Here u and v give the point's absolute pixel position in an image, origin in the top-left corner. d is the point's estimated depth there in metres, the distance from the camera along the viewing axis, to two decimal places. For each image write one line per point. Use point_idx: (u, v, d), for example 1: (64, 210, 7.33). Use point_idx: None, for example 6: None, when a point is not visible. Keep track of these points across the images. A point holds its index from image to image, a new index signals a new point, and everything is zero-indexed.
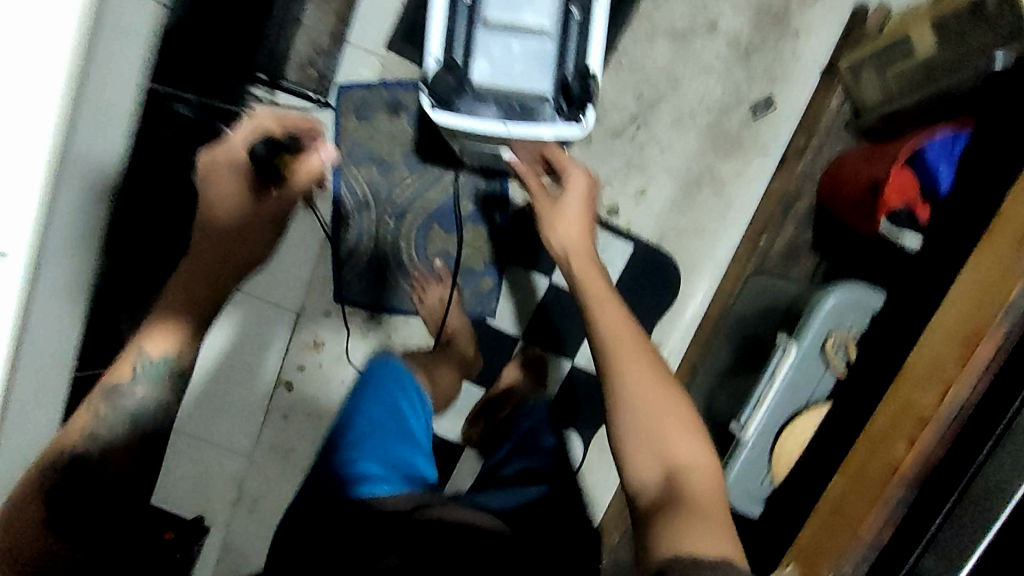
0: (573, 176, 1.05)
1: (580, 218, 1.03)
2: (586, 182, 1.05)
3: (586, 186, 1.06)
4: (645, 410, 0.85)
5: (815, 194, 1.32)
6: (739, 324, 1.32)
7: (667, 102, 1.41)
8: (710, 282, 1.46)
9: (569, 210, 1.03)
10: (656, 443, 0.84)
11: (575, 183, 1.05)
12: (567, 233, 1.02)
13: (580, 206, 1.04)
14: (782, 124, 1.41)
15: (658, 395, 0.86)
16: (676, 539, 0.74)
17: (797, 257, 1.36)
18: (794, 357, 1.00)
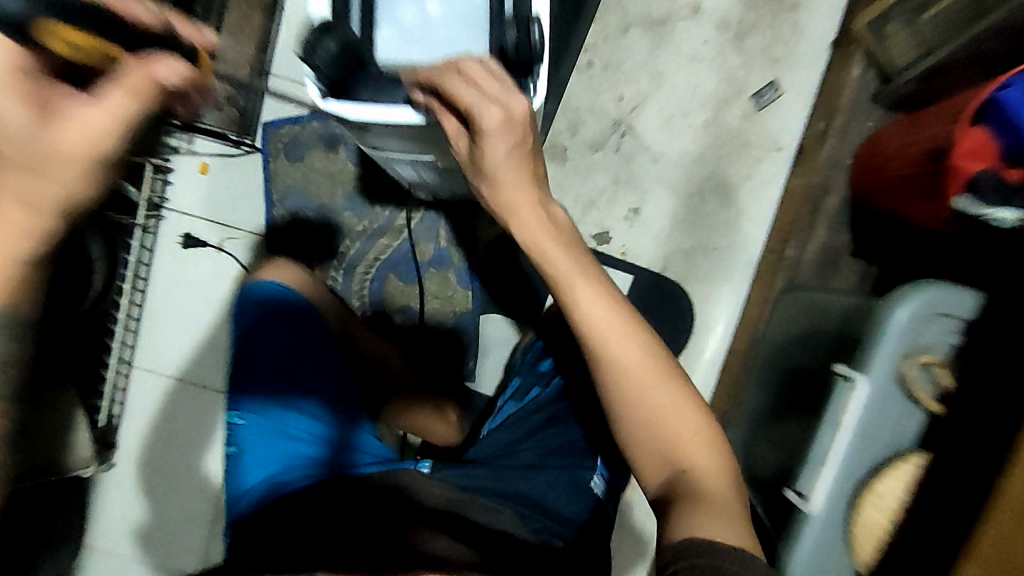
0: (485, 118, 0.67)
1: (524, 171, 0.73)
2: (515, 116, 0.68)
3: (516, 121, 0.68)
4: (646, 402, 0.71)
5: (849, 186, 1.08)
6: (776, 353, 1.06)
7: (652, 101, 1.18)
8: (730, 310, 1.21)
9: (502, 171, 0.72)
10: (647, 415, 0.72)
11: (495, 126, 0.67)
12: (518, 210, 0.73)
13: (516, 159, 0.71)
14: (793, 111, 1.17)
15: (644, 358, 0.71)
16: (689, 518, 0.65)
17: (835, 264, 1.11)
18: (862, 393, 0.72)
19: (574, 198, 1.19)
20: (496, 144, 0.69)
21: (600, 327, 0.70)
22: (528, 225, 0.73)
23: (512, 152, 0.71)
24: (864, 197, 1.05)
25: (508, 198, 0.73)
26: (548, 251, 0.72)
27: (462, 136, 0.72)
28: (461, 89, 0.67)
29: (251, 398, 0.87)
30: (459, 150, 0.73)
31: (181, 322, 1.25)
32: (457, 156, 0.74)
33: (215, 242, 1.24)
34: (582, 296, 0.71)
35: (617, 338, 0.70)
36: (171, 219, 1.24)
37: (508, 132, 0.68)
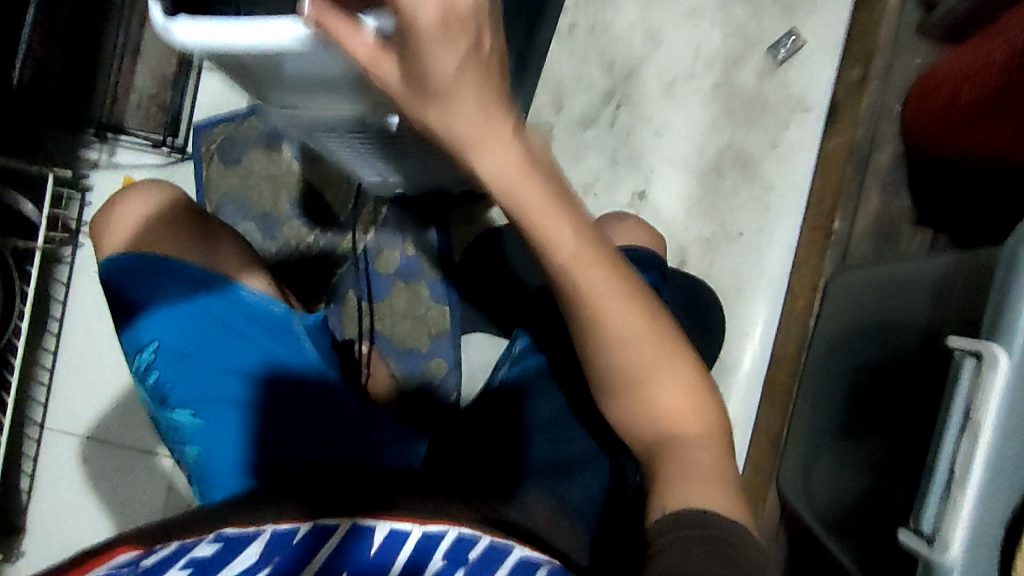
0: (419, 14, 0.36)
1: (488, 110, 0.44)
2: (455, 5, 0.36)
3: (462, 16, 0.37)
4: (635, 364, 0.58)
5: (902, 138, 0.87)
6: (838, 347, 0.82)
7: (649, 66, 0.99)
8: (768, 308, 0.98)
9: (459, 94, 0.42)
10: (610, 341, 0.57)
11: (433, 28, 0.37)
12: (454, 122, 0.44)
13: (477, 70, 0.41)
14: (818, 64, 0.98)
15: (620, 286, 0.55)
16: (667, 486, 0.56)
17: (897, 236, 0.89)
18: (1000, 369, 0.50)
19: (566, 185, 0.98)
20: (442, 57, 0.39)
21: (546, 231, 0.50)
22: (496, 169, 0.47)
23: (467, 66, 0.40)
24: (925, 145, 0.84)
25: (450, 99, 0.42)
26: (480, 157, 0.46)
27: (387, 55, 0.41)
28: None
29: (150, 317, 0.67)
30: (384, 83, 0.43)
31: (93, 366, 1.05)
32: (386, 89, 0.44)
33: None
34: (521, 187, 0.48)
35: (568, 242, 0.51)
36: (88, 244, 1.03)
37: (456, 34, 0.38)
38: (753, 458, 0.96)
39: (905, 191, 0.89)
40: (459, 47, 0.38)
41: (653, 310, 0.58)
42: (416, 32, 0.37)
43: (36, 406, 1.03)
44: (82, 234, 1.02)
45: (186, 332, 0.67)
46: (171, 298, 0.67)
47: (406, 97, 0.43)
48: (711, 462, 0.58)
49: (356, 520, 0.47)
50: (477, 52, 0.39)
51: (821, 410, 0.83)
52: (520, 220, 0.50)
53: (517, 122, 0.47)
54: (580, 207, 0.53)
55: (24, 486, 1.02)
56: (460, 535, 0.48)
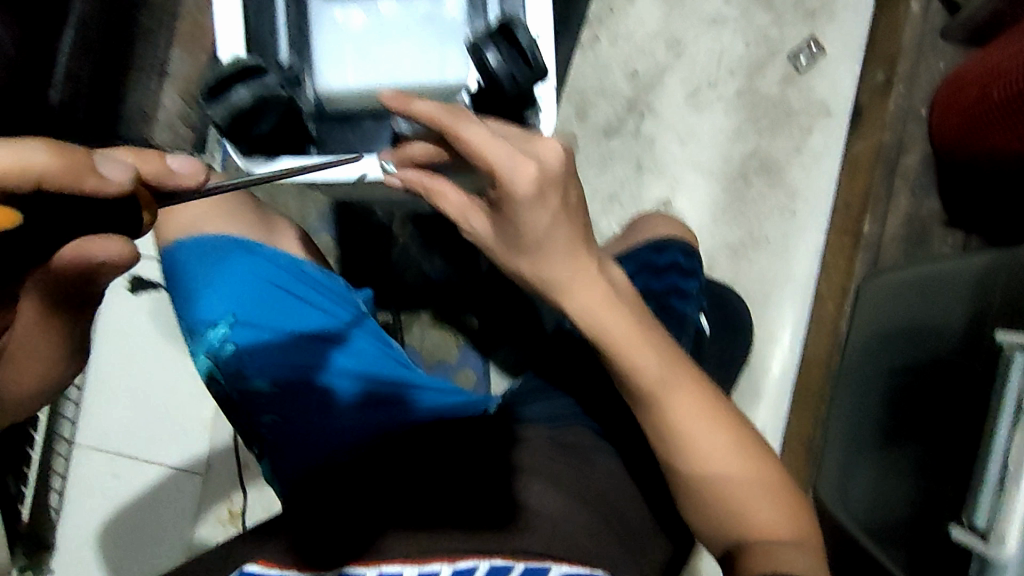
0: (517, 184, 0.48)
1: (574, 242, 0.54)
2: (549, 170, 0.49)
3: (553, 177, 0.49)
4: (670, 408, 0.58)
5: (930, 142, 0.88)
6: (872, 354, 0.82)
7: (672, 73, 1.00)
8: (797, 312, 0.98)
9: (546, 241, 0.53)
10: (698, 463, 0.58)
11: (528, 191, 0.49)
12: (546, 269, 0.55)
13: (565, 227, 0.53)
14: (841, 70, 0.99)
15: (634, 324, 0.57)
16: (749, 565, 0.55)
17: (926, 237, 0.90)
18: None
19: (592, 194, 0.99)
20: (536, 216, 0.51)
21: (629, 352, 0.56)
22: (553, 274, 0.55)
23: (559, 218, 0.52)
24: (953, 146, 0.84)
25: (539, 253, 0.54)
26: (572, 296, 0.56)
27: (475, 208, 0.56)
28: (473, 142, 0.48)
29: (212, 302, 0.63)
30: (478, 234, 0.57)
31: (121, 379, 1.04)
32: (479, 241, 0.59)
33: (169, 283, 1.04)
34: (609, 320, 0.56)
35: (650, 365, 0.57)
36: None
37: (550, 198, 0.50)
38: (787, 463, 0.95)
39: (932, 193, 0.90)
40: (552, 206, 0.51)
41: (741, 436, 0.60)
42: (517, 200, 0.49)
43: (66, 422, 1.03)
44: None
45: (283, 344, 0.64)
46: (219, 277, 0.64)
47: (501, 250, 0.57)
48: (791, 555, 0.55)
49: (381, 569, 0.49)
50: (564, 208, 0.52)
51: (857, 420, 0.81)
52: (605, 348, 0.57)
53: (598, 262, 0.56)
54: (661, 335, 0.59)
55: (52, 504, 1.02)
56: (491, 566, 0.49)
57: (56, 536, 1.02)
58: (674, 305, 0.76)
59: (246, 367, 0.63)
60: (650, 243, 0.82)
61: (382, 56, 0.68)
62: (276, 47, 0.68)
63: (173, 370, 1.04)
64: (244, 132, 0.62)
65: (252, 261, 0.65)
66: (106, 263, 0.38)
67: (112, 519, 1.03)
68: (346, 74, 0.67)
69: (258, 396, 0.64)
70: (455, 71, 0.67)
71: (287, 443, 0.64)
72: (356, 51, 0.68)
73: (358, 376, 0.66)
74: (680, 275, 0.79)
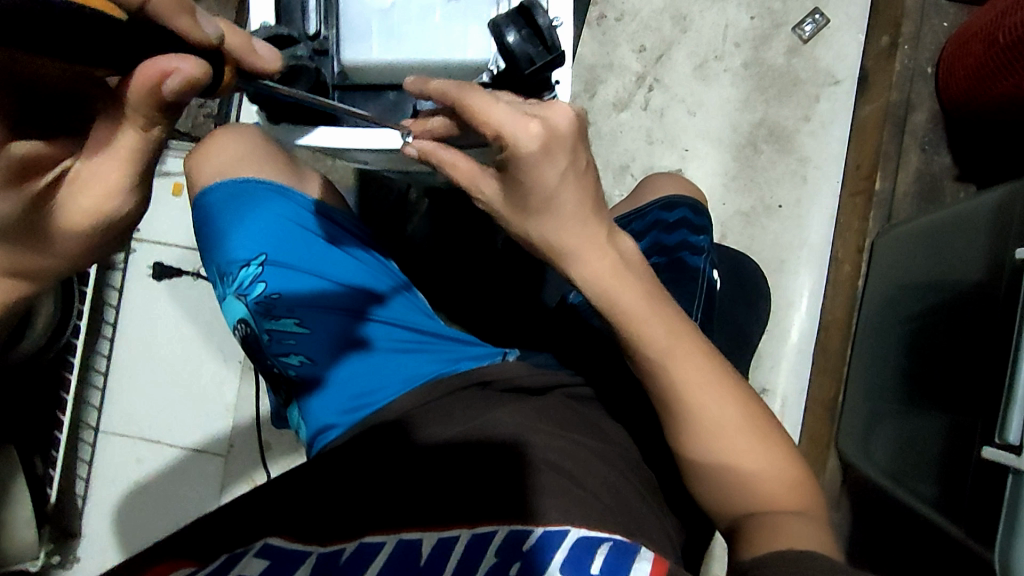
0: (522, 142, 0.45)
1: (584, 207, 0.50)
2: (558, 130, 0.46)
3: (562, 136, 0.46)
4: (688, 378, 0.55)
5: (939, 98, 0.89)
6: (891, 305, 0.84)
7: (678, 48, 1.02)
8: (813, 277, 0.99)
9: (562, 199, 0.49)
10: (709, 437, 0.56)
11: (536, 150, 0.45)
12: (557, 230, 0.51)
13: (576, 186, 0.49)
14: (845, 38, 1.00)
15: (652, 299, 0.54)
16: (759, 538, 0.52)
17: (939, 193, 0.90)
18: None
19: (603, 166, 1.01)
20: (545, 173, 0.47)
21: (636, 324, 0.54)
22: (561, 234, 0.51)
23: (568, 176, 0.48)
24: (963, 100, 0.85)
25: (549, 212, 0.49)
26: (578, 264, 0.52)
27: (487, 174, 0.51)
28: (478, 109, 0.45)
29: (245, 245, 0.71)
30: (490, 204, 0.52)
31: (146, 366, 1.06)
32: (491, 210, 0.53)
33: (192, 269, 1.06)
34: (621, 290, 0.53)
35: (659, 336, 0.54)
36: (139, 250, 1.06)
37: (557, 153, 0.46)
38: (810, 426, 0.95)
39: (943, 150, 0.90)
40: (561, 164, 0.46)
41: (754, 409, 0.57)
42: (521, 157, 0.46)
43: (91, 410, 1.05)
44: (133, 240, 1.05)
45: (311, 283, 0.71)
46: (252, 223, 0.71)
47: (510, 217, 0.51)
48: (798, 527, 0.53)
49: (401, 537, 0.50)
50: (576, 166, 0.48)
51: (878, 368, 0.84)
52: (614, 317, 0.54)
53: (609, 232, 0.53)
54: (674, 308, 0.56)
55: (80, 491, 1.04)
56: (511, 531, 0.51)
57: (82, 523, 1.03)
58: (687, 260, 0.78)
59: (276, 305, 0.69)
60: (661, 201, 0.84)
61: (406, 30, 0.64)
62: (307, 21, 0.68)
63: (196, 355, 1.06)
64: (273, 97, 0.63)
65: (280, 215, 0.72)
66: (177, 85, 0.34)
67: (141, 502, 1.04)
68: (371, 47, 0.65)
69: (287, 332, 0.70)
70: (478, 50, 0.64)
71: (312, 374, 0.71)
72: (381, 24, 0.64)
73: (384, 321, 0.73)
74: (690, 231, 0.81)
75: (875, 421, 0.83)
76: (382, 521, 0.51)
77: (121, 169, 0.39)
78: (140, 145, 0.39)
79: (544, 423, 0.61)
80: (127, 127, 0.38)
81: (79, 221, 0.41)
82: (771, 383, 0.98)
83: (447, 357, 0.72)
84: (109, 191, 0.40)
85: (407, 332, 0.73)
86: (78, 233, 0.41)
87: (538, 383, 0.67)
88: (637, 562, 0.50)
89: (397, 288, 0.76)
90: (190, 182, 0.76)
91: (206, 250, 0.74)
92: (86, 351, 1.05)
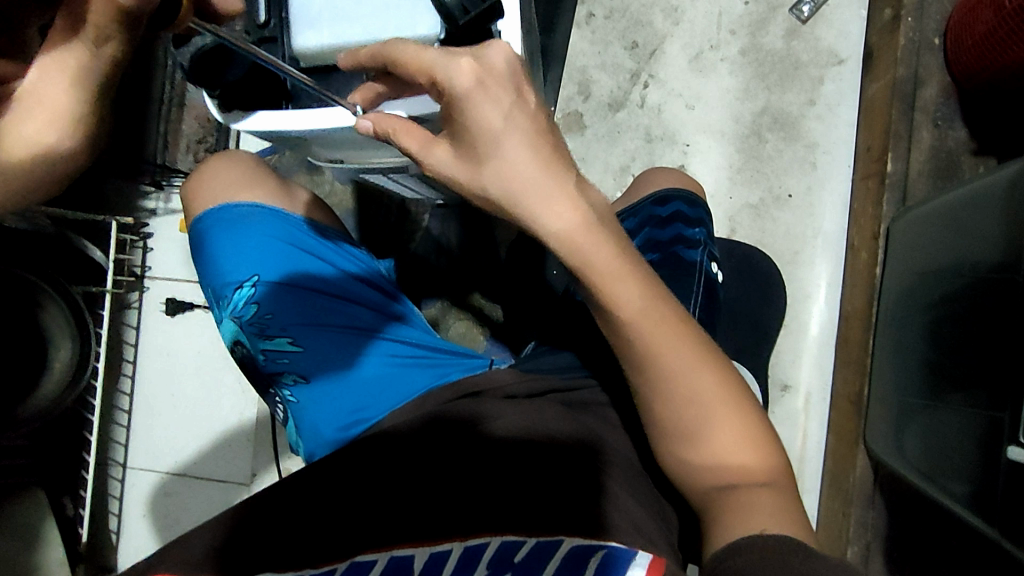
0: (456, 81, 0.45)
1: (542, 156, 0.47)
2: (492, 68, 0.45)
3: (498, 74, 0.46)
4: (666, 336, 0.52)
5: (948, 67, 0.84)
6: (912, 292, 0.80)
7: (672, 41, 0.99)
8: (830, 265, 0.95)
9: (507, 146, 0.47)
10: (683, 403, 0.53)
11: (470, 85, 0.45)
12: (512, 169, 0.47)
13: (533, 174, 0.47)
14: (846, 15, 0.96)
15: (628, 262, 0.51)
16: (731, 522, 0.49)
17: (956, 169, 0.86)
18: None
19: (603, 169, 0.98)
20: (485, 110, 0.45)
21: (610, 284, 0.50)
22: (516, 174, 0.47)
23: (514, 115, 0.46)
24: (974, 70, 0.80)
25: (497, 153, 0.47)
26: (539, 213, 0.48)
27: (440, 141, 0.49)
28: (408, 56, 0.46)
29: (238, 269, 0.73)
30: (440, 170, 0.49)
31: (166, 399, 1.07)
32: (446, 179, 0.50)
33: (202, 301, 1.07)
34: (589, 246, 0.49)
35: (633, 298, 0.51)
36: (152, 287, 1.08)
37: (495, 90, 0.45)
38: (837, 423, 0.91)
39: (957, 123, 0.86)
40: (505, 102, 0.46)
41: (729, 378, 0.54)
42: (457, 96, 0.45)
43: (118, 447, 1.07)
44: (146, 278, 1.08)
45: (304, 301, 0.73)
46: (243, 247, 0.73)
47: (461, 174, 0.49)
48: (776, 502, 0.51)
49: (392, 555, 0.49)
50: (523, 106, 0.47)
51: (902, 355, 0.80)
52: (584, 276, 0.50)
53: (576, 181, 0.49)
54: (647, 271, 0.53)
55: (113, 527, 1.06)
56: (502, 543, 0.50)
57: (116, 558, 1.05)
58: (683, 254, 0.79)
59: (270, 324, 0.72)
60: (654, 197, 0.84)
61: (360, 8, 0.53)
62: (255, 6, 0.57)
63: (214, 389, 1.07)
64: (214, 79, 0.54)
65: (271, 237, 0.74)
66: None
67: (169, 532, 1.05)
68: (322, 34, 0.55)
69: (281, 352, 0.73)
70: (428, 22, 0.53)
71: (308, 393, 0.73)
72: (330, 6, 0.54)
73: (378, 337, 0.75)
74: (684, 224, 0.82)
75: (905, 409, 0.79)
76: (376, 536, 0.51)
77: (70, 92, 0.37)
78: (91, 67, 0.37)
79: (538, 427, 0.60)
80: (78, 43, 0.36)
81: (13, 152, 0.37)
82: (792, 379, 0.94)
83: (438, 369, 0.74)
84: (54, 125, 0.37)
85: (401, 346, 0.75)
86: (23, 168, 0.38)
87: (528, 390, 0.67)
88: (631, 569, 0.48)
89: (389, 302, 0.79)
90: (184, 209, 0.79)
91: (201, 275, 0.77)
92: (110, 389, 1.07)
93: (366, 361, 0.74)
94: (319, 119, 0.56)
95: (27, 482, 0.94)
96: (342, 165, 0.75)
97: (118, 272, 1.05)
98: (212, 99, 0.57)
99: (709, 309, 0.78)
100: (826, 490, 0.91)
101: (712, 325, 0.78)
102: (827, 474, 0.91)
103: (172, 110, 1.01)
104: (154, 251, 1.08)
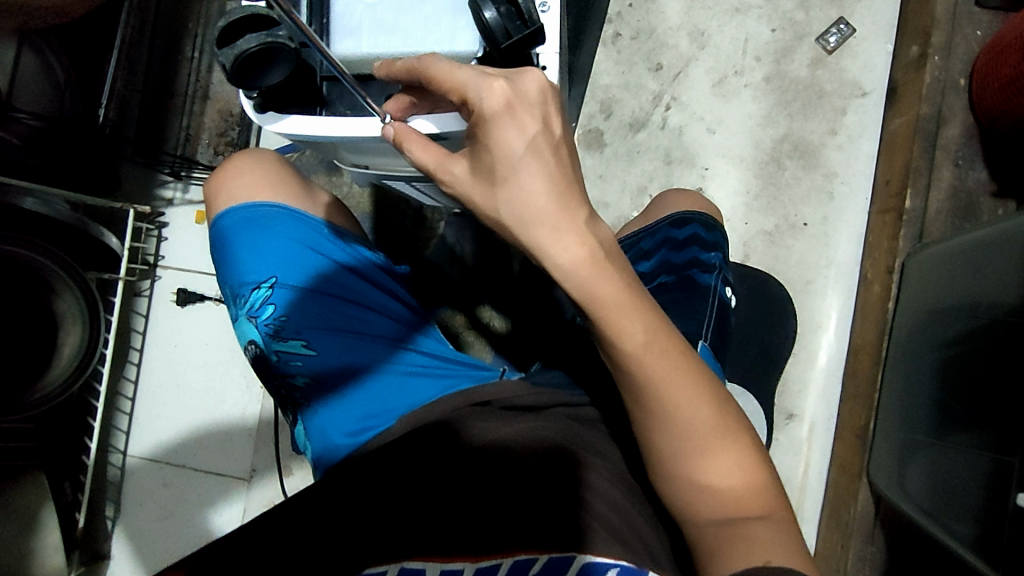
0: (485, 101, 0.46)
1: (558, 184, 0.47)
2: (524, 95, 0.46)
3: (528, 102, 0.46)
4: (667, 375, 0.51)
5: (972, 108, 0.85)
6: (924, 329, 0.80)
7: (697, 64, 0.99)
8: (842, 297, 0.95)
9: (528, 170, 0.47)
10: (679, 435, 0.53)
11: (499, 108, 0.46)
12: (525, 197, 0.47)
13: (556, 197, 0.47)
14: (871, 49, 0.96)
15: (635, 295, 0.50)
16: (731, 550, 0.50)
17: (975, 211, 0.86)
18: None
19: (621, 188, 0.99)
20: (508, 135, 0.46)
21: (618, 318, 0.50)
22: (530, 203, 0.47)
23: (536, 144, 0.47)
24: (997, 114, 0.81)
25: (513, 178, 0.47)
26: (549, 248, 0.48)
27: (455, 156, 0.50)
28: (443, 74, 0.47)
29: (256, 270, 0.74)
30: (457, 186, 0.50)
31: (170, 389, 1.08)
32: (458, 196, 0.51)
33: (214, 295, 1.07)
34: (598, 281, 0.49)
35: (638, 335, 0.50)
36: (164, 277, 1.08)
37: (523, 115, 0.46)
38: (841, 454, 0.91)
39: (978, 164, 0.86)
40: (529, 128, 0.46)
41: (728, 412, 0.54)
42: (484, 117, 0.47)
43: (119, 434, 1.07)
44: (158, 267, 1.08)
45: (320, 306, 0.74)
46: (262, 247, 0.74)
47: (476, 195, 0.49)
48: (775, 534, 0.51)
49: (403, 565, 0.50)
50: (547, 134, 0.47)
51: (911, 391, 0.81)
52: (591, 311, 0.50)
53: (588, 216, 0.49)
54: (653, 304, 0.52)
55: (109, 514, 1.05)
56: (513, 563, 0.52)
57: (111, 546, 1.05)
58: (697, 278, 0.79)
59: (285, 326, 0.72)
60: (670, 219, 0.84)
61: (401, 20, 0.54)
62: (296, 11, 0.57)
63: (218, 380, 1.07)
64: (250, 82, 0.53)
65: (290, 239, 0.74)
66: None
67: (165, 522, 1.05)
68: (360, 42, 0.55)
69: (294, 354, 0.73)
70: (467, 39, 0.53)
71: (317, 396, 0.73)
72: (371, 15, 0.55)
73: (390, 345, 0.75)
74: (701, 248, 0.82)
75: (910, 444, 0.79)
76: (383, 550, 0.51)
77: None
78: None
79: (551, 439, 0.59)
80: None
81: None
82: (798, 407, 0.94)
83: (449, 380, 0.74)
84: None
85: (411, 355, 0.75)
86: None
87: (535, 401, 0.66)
88: None
89: (402, 309, 0.79)
90: (206, 206, 0.80)
91: (220, 273, 0.77)
92: (115, 377, 1.07)
93: (378, 368, 0.74)
94: (352, 128, 0.56)
95: (30, 464, 0.93)
96: (365, 169, 0.75)
97: (131, 260, 1.05)
98: (247, 98, 0.57)
99: (720, 334, 0.78)
100: (826, 521, 0.91)
101: (724, 351, 0.78)
102: (828, 505, 0.91)
103: (196, 102, 1.02)
104: (167, 241, 1.08)
